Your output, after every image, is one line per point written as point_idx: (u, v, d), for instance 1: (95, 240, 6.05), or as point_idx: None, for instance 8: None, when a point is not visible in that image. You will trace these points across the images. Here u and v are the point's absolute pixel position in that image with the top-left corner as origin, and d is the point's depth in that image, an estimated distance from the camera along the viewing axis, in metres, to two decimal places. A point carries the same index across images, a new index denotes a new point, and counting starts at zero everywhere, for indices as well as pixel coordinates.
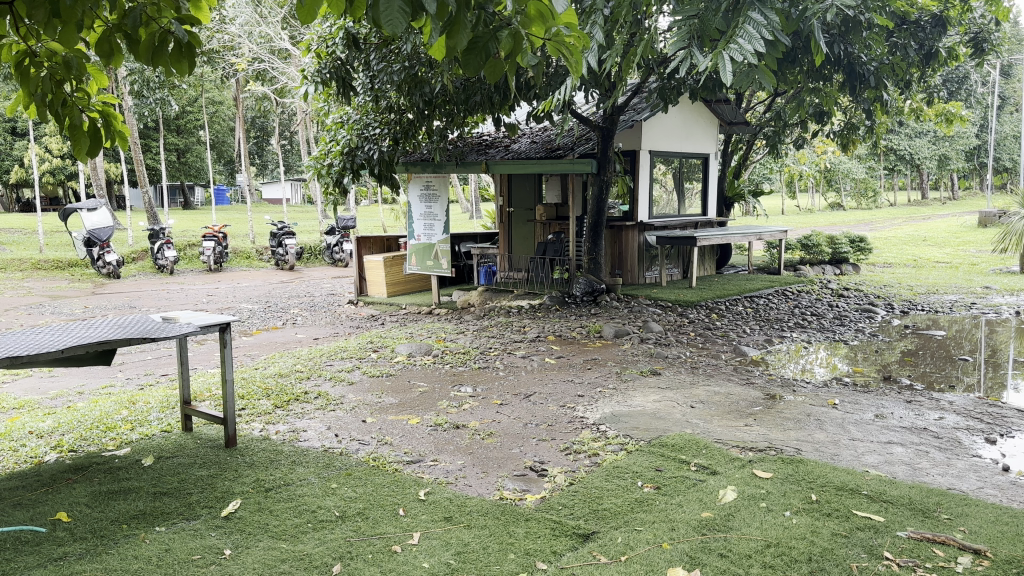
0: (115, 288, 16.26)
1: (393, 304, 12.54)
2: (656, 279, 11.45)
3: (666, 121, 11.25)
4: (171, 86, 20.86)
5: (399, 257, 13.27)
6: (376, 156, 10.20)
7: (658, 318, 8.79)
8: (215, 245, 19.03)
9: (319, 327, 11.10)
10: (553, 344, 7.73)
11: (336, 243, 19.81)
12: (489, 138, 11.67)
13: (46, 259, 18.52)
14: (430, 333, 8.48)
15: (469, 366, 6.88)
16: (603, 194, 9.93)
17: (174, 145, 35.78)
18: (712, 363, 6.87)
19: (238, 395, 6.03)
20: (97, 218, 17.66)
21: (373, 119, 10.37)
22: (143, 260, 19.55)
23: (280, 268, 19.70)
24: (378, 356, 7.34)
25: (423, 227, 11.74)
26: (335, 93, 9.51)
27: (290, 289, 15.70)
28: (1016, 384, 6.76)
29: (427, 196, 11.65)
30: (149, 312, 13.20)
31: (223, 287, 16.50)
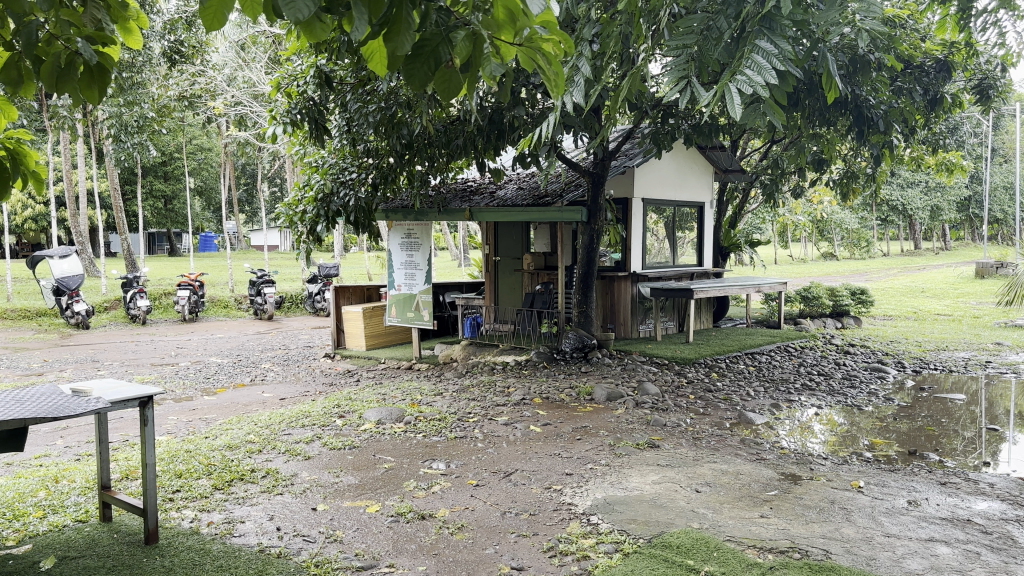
0: (81, 340, 15.48)
1: (371, 359, 11.80)
2: (651, 333, 10.76)
3: (660, 166, 10.70)
4: (151, 130, 20.37)
5: (380, 308, 12.56)
6: (353, 202, 9.58)
7: (654, 377, 8.08)
8: (191, 293, 18.29)
9: (289, 386, 10.32)
10: (539, 408, 6.99)
11: (318, 292, 19.12)
12: (473, 184, 11.09)
13: (13, 308, 17.78)
14: (406, 394, 7.73)
15: (443, 434, 6.13)
16: (594, 243, 9.30)
17: (161, 192, 35.37)
18: (717, 433, 6.15)
19: (175, 473, 5.25)
20: (67, 266, 16.80)
21: (349, 164, 9.77)
22: (115, 309, 18.80)
23: (259, 317, 18.94)
24: (343, 423, 6.57)
25: (404, 276, 11.05)
26: (308, 135, 8.92)
27: (265, 341, 14.93)
28: (1016, 437, 6.44)
29: (408, 244, 10.96)
30: (110, 367, 12.41)
31: (196, 338, 15.73)
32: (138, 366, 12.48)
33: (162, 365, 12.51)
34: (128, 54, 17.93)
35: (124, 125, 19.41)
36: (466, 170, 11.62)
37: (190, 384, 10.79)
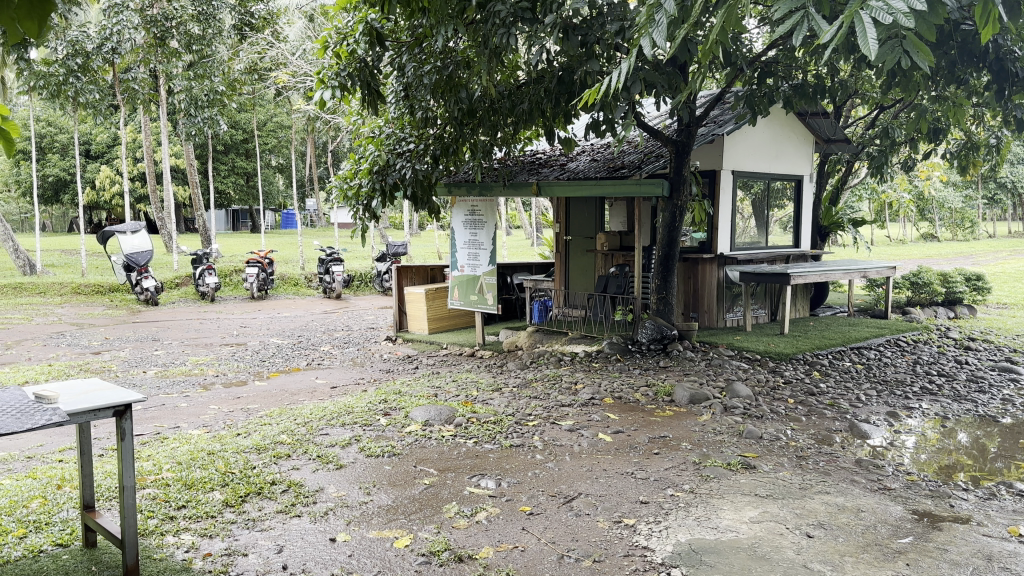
0: (149, 317, 15.33)
1: (433, 344, 11.09)
2: (739, 322, 9.67)
3: (752, 135, 9.59)
4: (221, 105, 20.15)
5: (444, 290, 11.82)
6: (410, 175, 8.77)
7: (744, 377, 7.07)
8: (260, 271, 18.00)
9: (345, 372, 9.67)
10: (610, 410, 6.08)
11: (386, 271, 18.58)
12: (544, 155, 10.16)
13: (87, 283, 17.89)
14: (461, 388, 6.93)
15: (496, 442, 5.29)
16: (676, 221, 8.26)
17: (242, 169, 35.72)
18: (826, 456, 5.11)
19: (186, 483, 4.54)
20: (137, 242, 16.93)
21: (408, 134, 8.98)
22: (186, 286, 18.74)
23: (327, 296, 18.51)
24: (385, 423, 5.80)
25: (467, 256, 10.28)
26: (360, 101, 8.16)
27: (329, 321, 14.42)
28: None
29: (472, 221, 10.15)
30: (169, 346, 12.06)
31: (262, 317, 15.37)
32: (197, 346, 12.09)
33: (221, 345, 12.08)
34: (199, 25, 18.76)
35: (195, 99, 19.40)
36: (536, 141, 10.71)
37: (244, 367, 10.28)
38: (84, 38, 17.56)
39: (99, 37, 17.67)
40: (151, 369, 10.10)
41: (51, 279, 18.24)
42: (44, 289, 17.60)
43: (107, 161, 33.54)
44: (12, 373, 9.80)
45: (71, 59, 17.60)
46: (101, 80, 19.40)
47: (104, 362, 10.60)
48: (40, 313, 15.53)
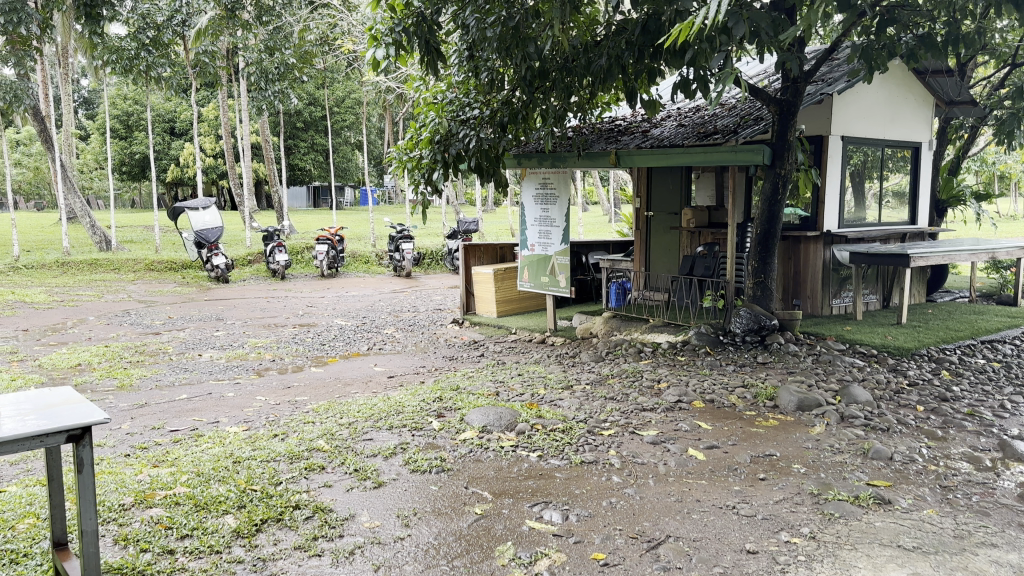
0: (218, 294, 15.07)
1: (502, 328, 10.30)
2: (846, 309, 8.54)
3: (865, 95, 8.40)
4: (292, 78, 19.69)
5: (514, 270, 11.00)
6: (473, 144, 7.92)
7: (860, 379, 6.05)
8: (330, 249, 17.53)
9: (406, 358, 8.95)
10: (702, 418, 5.18)
11: (457, 248, 17.87)
12: (624, 121, 9.18)
13: (161, 260, 17.81)
14: (528, 384, 6.11)
15: (564, 457, 4.43)
16: (778, 194, 7.20)
17: (320, 145, 35.64)
18: (979, 488, 4.07)
19: (198, 504, 3.87)
20: (207, 219, 16.69)
21: (473, 99, 8.15)
22: (258, 263, 18.49)
23: (397, 274, 17.92)
24: (437, 427, 5.02)
25: (538, 234, 9.44)
26: (418, 62, 7.35)
27: (396, 301, 13.81)
28: None
29: (544, 196, 9.29)
30: (231, 326, 11.63)
31: (330, 295, 14.87)
32: (258, 326, 11.62)
33: (283, 326, 11.58)
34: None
35: (265, 71, 19.06)
36: (615, 107, 9.74)
37: (303, 350, 9.67)
38: (155, 10, 17.76)
39: (169, 9, 17.82)
40: (207, 352, 9.61)
41: (127, 256, 18.28)
42: (119, 265, 17.62)
43: (192, 138, 34.11)
44: (67, 354, 9.46)
45: (143, 33, 17.85)
46: (174, 55, 19.41)
47: (162, 344, 10.20)
48: (112, 290, 15.46)
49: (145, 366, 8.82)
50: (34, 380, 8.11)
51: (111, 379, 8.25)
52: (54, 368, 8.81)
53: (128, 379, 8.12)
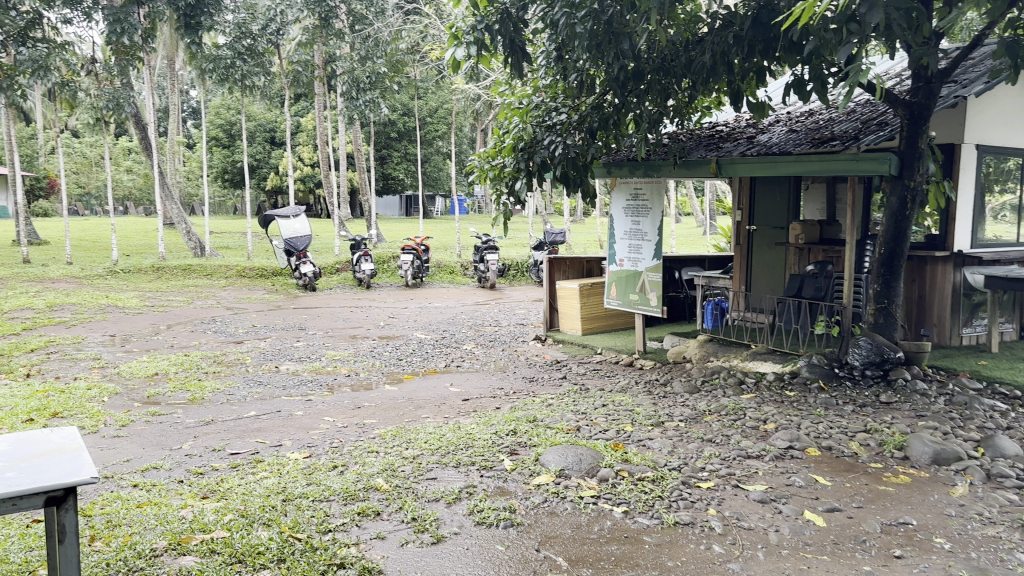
0: (303, 302, 14.97)
1: (587, 348, 9.69)
2: (978, 339, 7.57)
3: (1006, 98, 7.42)
4: (384, 88, 19.53)
5: (601, 286, 10.36)
6: (560, 151, 7.33)
7: (1005, 427, 5.17)
8: (414, 258, 17.27)
9: (483, 378, 8.42)
10: (818, 471, 4.56)
11: (544, 260, 17.33)
12: (726, 127, 8.46)
13: (252, 267, 17.99)
14: (613, 418, 5.46)
15: (655, 515, 3.80)
16: (905, 208, 6.42)
17: (412, 154, 35.85)
18: None
19: (235, 554, 3.42)
20: (297, 227, 16.73)
21: (560, 103, 7.60)
22: (345, 271, 18.45)
23: (481, 285, 17.50)
24: (509, 467, 4.45)
25: (628, 248, 8.81)
26: (503, 63, 6.84)
27: (478, 314, 13.35)
28: None
29: (635, 207, 8.66)
30: (311, 336, 11.42)
31: (413, 306, 14.57)
32: (338, 337, 11.35)
33: (362, 338, 11.25)
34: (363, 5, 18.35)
35: (356, 81, 18.93)
36: (716, 113, 9.02)
37: (379, 365, 9.27)
38: (249, 19, 18.12)
39: (264, 18, 18.24)
40: (282, 363, 9.32)
41: (219, 262, 18.52)
42: (213, 271, 17.90)
43: (290, 147, 35.01)
44: (146, 363, 9.35)
45: (239, 41, 18.16)
46: (271, 65, 19.67)
47: (240, 353, 10.01)
48: (202, 296, 15.60)
49: (219, 377, 8.58)
50: (109, 390, 7.96)
51: (184, 391, 8.02)
52: (132, 376, 8.68)
53: (200, 393, 7.88)
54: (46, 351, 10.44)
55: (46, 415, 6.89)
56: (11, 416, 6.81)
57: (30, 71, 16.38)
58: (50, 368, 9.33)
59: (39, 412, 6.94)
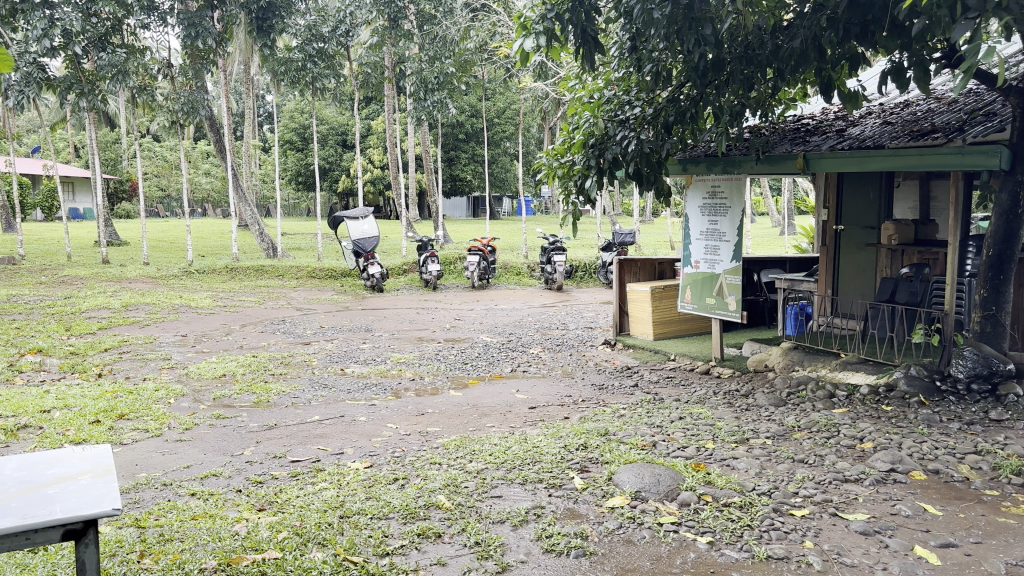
0: (371, 303, 14.91)
1: (659, 353, 9.27)
2: None
3: None
4: (453, 87, 19.43)
5: (674, 289, 9.92)
6: (633, 147, 6.93)
7: None
8: (481, 259, 17.04)
9: (551, 384, 8.08)
10: (926, 498, 4.10)
11: (613, 261, 16.88)
12: (813, 120, 7.95)
13: (322, 268, 18.07)
14: (693, 434, 5.04)
15: (744, 548, 3.42)
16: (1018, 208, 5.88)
17: (480, 155, 35.75)
18: None
19: None
20: (365, 228, 16.69)
21: (634, 96, 7.22)
22: (412, 272, 18.36)
23: (549, 287, 17.15)
24: (580, 487, 4.11)
25: (704, 249, 8.41)
26: (573, 53, 6.47)
27: (545, 317, 13.02)
28: None
29: (713, 206, 8.25)
30: (378, 338, 11.29)
31: (479, 308, 14.32)
32: (404, 339, 11.17)
33: (428, 340, 11.06)
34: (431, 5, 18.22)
35: (425, 81, 18.91)
36: (803, 105, 8.50)
37: (444, 368, 9.04)
38: (320, 22, 18.16)
39: (334, 20, 18.28)
40: (346, 365, 9.19)
41: (290, 263, 18.68)
42: (284, 271, 18.07)
43: (360, 149, 35.42)
44: (215, 364, 9.35)
45: (309, 43, 18.14)
46: (341, 67, 19.74)
47: (307, 354, 9.93)
48: (273, 296, 15.72)
49: (284, 379, 8.49)
50: (176, 391, 7.94)
51: (249, 394, 7.93)
52: (200, 378, 8.66)
53: (266, 395, 7.78)
54: (120, 351, 10.59)
55: (114, 416, 6.88)
56: (79, 417, 6.82)
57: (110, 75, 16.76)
58: (122, 368, 9.42)
59: (107, 413, 6.93)
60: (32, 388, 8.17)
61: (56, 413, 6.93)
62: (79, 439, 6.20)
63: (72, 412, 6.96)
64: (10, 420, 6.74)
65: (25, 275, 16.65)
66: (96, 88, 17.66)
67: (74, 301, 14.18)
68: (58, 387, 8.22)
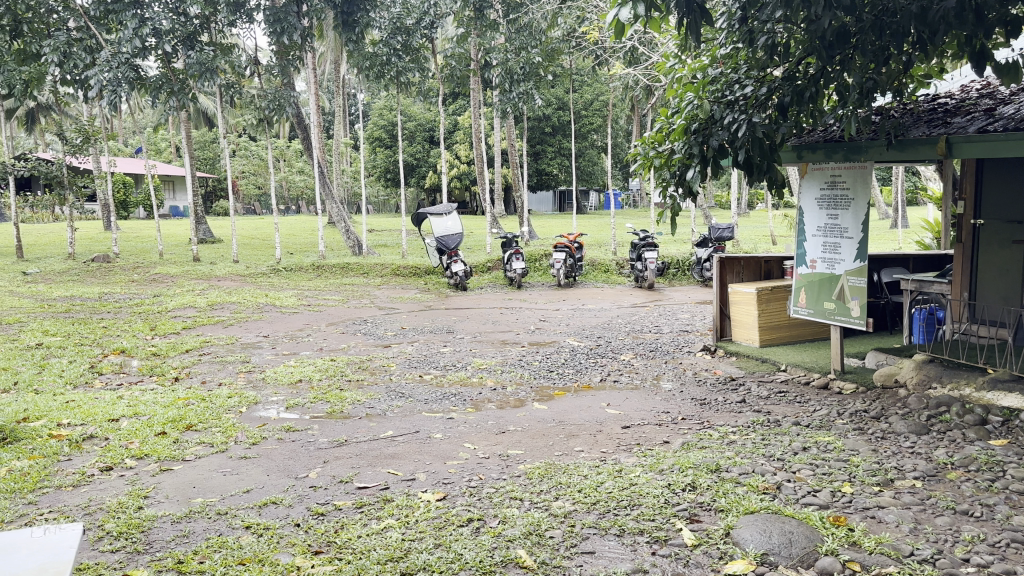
0: (454, 303, 14.42)
1: (767, 364, 8.40)
2: None
3: None
4: (539, 77, 18.76)
5: (783, 290, 9.00)
6: (743, 133, 6.09)
7: None
8: (567, 257, 16.33)
9: (646, 398, 7.32)
10: None
11: (708, 258, 15.90)
12: (950, 99, 7.01)
13: (406, 265, 17.75)
14: (824, 476, 4.28)
15: None
16: None
17: (567, 148, 34.97)
18: None
19: None
20: (449, 224, 16.22)
21: (744, 74, 6.41)
22: (496, 270, 17.81)
23: (639, 286, 16.29)
24: (691, 544, 3.43)
25: (822, 247, 7.63)
26: (675, 24, 5.70)
27: (637, 318, 12.20)
28: None
29: (833, 198, 7.47)
30: (459, 340, 10.74)
31: (566, 308, 13.62)
32: (487, 342, 10.57)
33: (512, 344, 10.42)
34: None
35: (510, 72, 18.34)
36: (936, 84, 7.55)
37: (528, 376, 8.38)
38: (405, 14, 17.73)
39: (419, 12, 17.83)
40: (425, 370, 8.64)
41: (375, 260, 18.45)
42: (368, 269, 17.83)
43: (447, 145, 35.25)
44: (292, 367, 8.95)
45: (394, 36, 17.80)
46: (426, 60, 19.35)
47: (386, 358, 9.44)
48: (356, 295, 15.44)
49: (359, 385, 8.00)
50: (249, 397, 7.56)
51: (323, 403, 7.45)
52: (275, 383, 8.29)
53: (339, 404, 7.28)
54: (200, 353, 10.41)
55: (181, 427, 6.54)
56: (146, 429, 6.49)
57: (198, 75, 16.95)
58: (200, 371, 9.18)
59: (174, 425, 6.58)
60: (108, 394, 7.97)
61: (124, 424, 6.65)
62: (142, 454, 5.84)
63: (140, 422, 6.67)
64: (77, 430, 6.48)
65: (120, 273, 16.95)
66: (186, 87, 17.86)
67: (162, 300, 14.25)
68: (133, 393, 8.01)
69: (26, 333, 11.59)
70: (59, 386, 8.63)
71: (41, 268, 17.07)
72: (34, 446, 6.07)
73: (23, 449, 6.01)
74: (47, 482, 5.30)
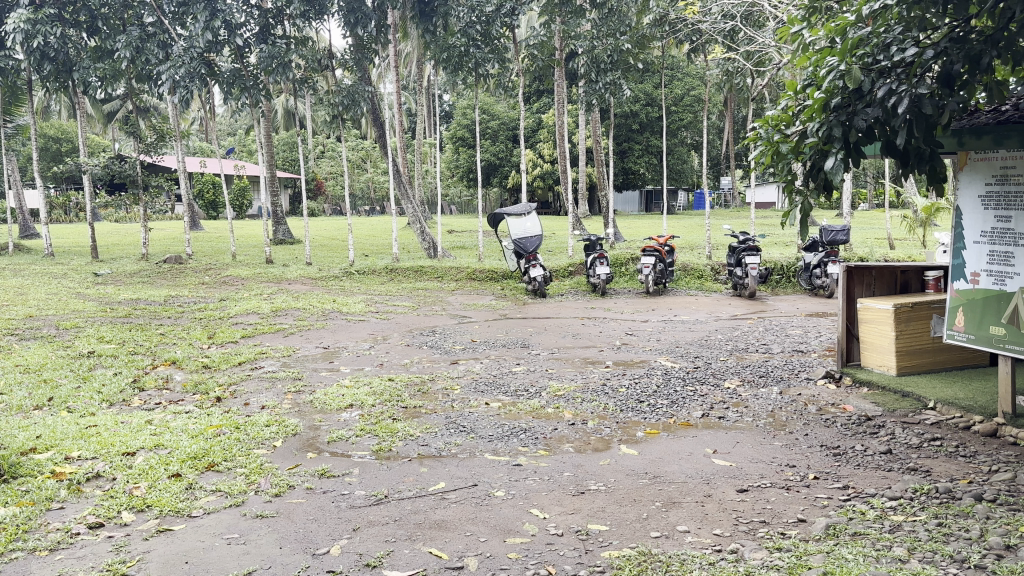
0: (533, 312, 13.19)
1: (910, 399, 6.86)
2: None
3: None
4: (628, 67, 17.30)
5: (928, 308, 7.42)
6: (902, 108, 4.63)
7: None
8: (656, 262, 14.81)
9: (763, 443, 5.90)
10: None
11: (817, 264, 14.19)
12: None
13: (482, 269, 16.64)
14: None
15: None
16: None
17: (656, 147, 33.25)
18: None
19: None
20: (527, 226, 14.97)
21: (900, 34, 4.94)
22: (579, 274, 16.50)
23: (737, 294, 14.68)
24: None
25: (988, 257, 6.03)
26: None
27: (740, 334, 10.66)
28: None
29: (1004, 195, 5.88)
30: (534, 356, 9.51)
31: (656, 320, 12.20)
32: (567, 360, 9.28)
33: (595, 363, 9.09)
34: None
35: (597, 60, 17.02)
36: None
37: (614, 406, 7.05)
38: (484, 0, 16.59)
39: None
40: (492, 397, 7.41)
41: (451, 263, 17.43)
42: (443, 273, 16.82)
43: (531, 143, 34.14)
44: (346, 388, 7.86)
45: (473, 27, 16.75)
46: (506, 50, 18.18)
47: (451, 379, 8.27)
48: (428, 301, 14.41)
49: (414, 414, 6.84)
50: (287, 426, 6.50)
51: (371, 436, 6.23)
52: (321, 405, 7.23)
53: (388, 438, 6.10)
54: (252, 366, 9.52)
55: (200, 466, 5.52)
56: (161, 468, 5.52)
57: (270, 68, 16.27)
58: (245, 389, 8.22)
59: (195, 463, 5.58)
60: (138, 417, 7.09)
61: (138, 460, 5.69)
62: (143, 506, 4.83)
63: (156, 459, 5.70)
64: (84, 467, 5.57)
65: (191, 275, 16.46)
66: (259, 82, 17.27)
67: (226, 305, 13.54)
68: (164, 417, 7.09)
69: (81, 340, 11.02)
70: (93, 405, 7.82)
71: (113, 270, 16.77)
72: (27, 488, 5.16)
73: (15, 491, 5.10)
74: (20, 544, 4.30)
